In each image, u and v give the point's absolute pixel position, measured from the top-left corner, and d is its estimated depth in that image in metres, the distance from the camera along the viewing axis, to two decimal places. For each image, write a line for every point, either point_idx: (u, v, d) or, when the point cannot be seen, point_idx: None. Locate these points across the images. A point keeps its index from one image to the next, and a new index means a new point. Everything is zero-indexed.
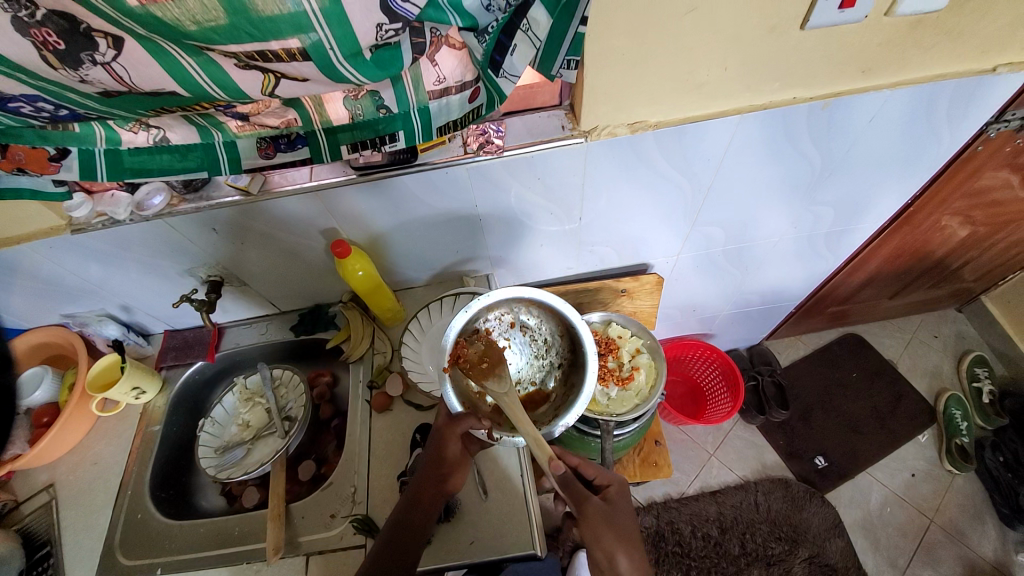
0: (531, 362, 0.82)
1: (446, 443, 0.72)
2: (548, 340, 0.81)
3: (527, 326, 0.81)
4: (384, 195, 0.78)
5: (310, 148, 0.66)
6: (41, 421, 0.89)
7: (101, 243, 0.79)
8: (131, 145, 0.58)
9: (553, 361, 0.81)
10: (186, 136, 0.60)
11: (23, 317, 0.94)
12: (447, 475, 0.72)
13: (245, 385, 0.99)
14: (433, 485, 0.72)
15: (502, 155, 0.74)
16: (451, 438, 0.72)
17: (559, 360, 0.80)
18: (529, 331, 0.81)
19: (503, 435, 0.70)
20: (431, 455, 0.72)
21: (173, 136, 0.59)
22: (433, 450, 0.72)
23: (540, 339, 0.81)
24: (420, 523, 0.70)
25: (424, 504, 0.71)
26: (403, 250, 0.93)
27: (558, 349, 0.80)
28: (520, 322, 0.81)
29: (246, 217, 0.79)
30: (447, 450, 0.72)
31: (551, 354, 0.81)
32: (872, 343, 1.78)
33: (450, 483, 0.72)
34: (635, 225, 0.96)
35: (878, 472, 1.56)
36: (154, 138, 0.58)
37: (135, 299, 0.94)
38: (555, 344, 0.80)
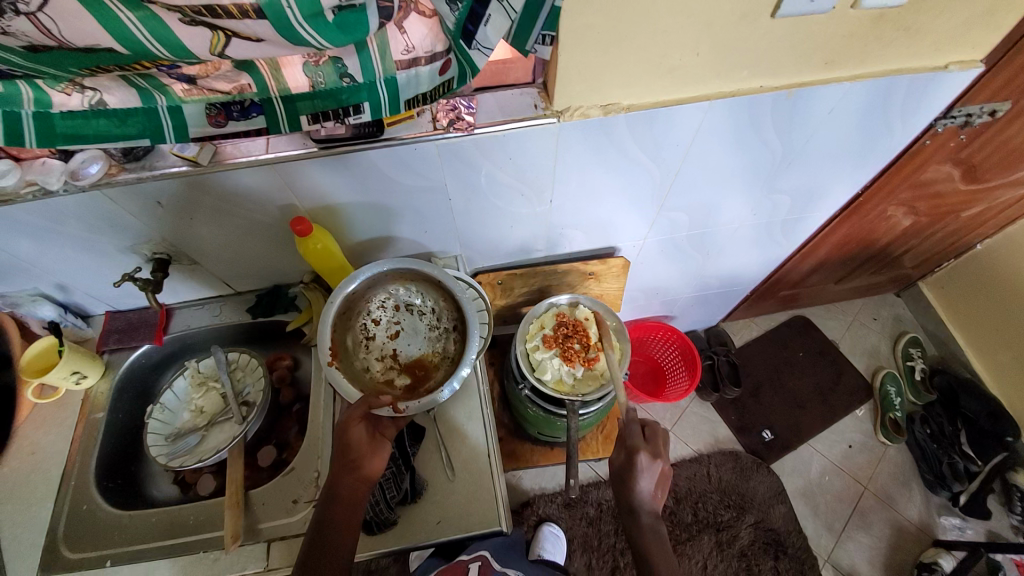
0: (428, 336, 0.84)
1: (349, 429, 0.72)
2: (437, 309, 0.85)
3: (414, 303, 0.85)
4: (348, 171, 0.75)
5: (266, 117, 0.61)
6: None
7: (27, 215, 0.72)
8: (63, 109, 0.53)
9: (448, 326, 0.84)
10: (125, 100, 0.54)
11: None
12: (357, 462, 0.71)
13: (197, 368, 0.94)
14: (349, 474, 0.71)
15: (473, 133, 0.72)
16: (353, 422, 0.72)
17: (452, 324, 0.84)
18: (417, 309, 0.85)
19: (409, 404, 0.75)
20: (337, 444, 0.72)
21: (112, 99, 0.53)
22: (340, 442, 0.72)
23: (428, 311, 0.85)
24: (345, 514, 0.70)
25: (344, 493, 0.70)
26: (368, 229, 0.89)
27: (448, 314, 0.85)
28: (404, 302, 0.86)
29: (195, 190, 0.73)
30: (351, 437, 0.72)
31: (443, 320, 0.85)
32: (819, 325, 1.89)
33: (364, 468, 0.72)
34: (605, 208, 0.96)
35: (819, 444, 1.68)
36: (90, 101, 0.53)
37: (70, 277, 0.86)
38: (442, 311, 0.85)
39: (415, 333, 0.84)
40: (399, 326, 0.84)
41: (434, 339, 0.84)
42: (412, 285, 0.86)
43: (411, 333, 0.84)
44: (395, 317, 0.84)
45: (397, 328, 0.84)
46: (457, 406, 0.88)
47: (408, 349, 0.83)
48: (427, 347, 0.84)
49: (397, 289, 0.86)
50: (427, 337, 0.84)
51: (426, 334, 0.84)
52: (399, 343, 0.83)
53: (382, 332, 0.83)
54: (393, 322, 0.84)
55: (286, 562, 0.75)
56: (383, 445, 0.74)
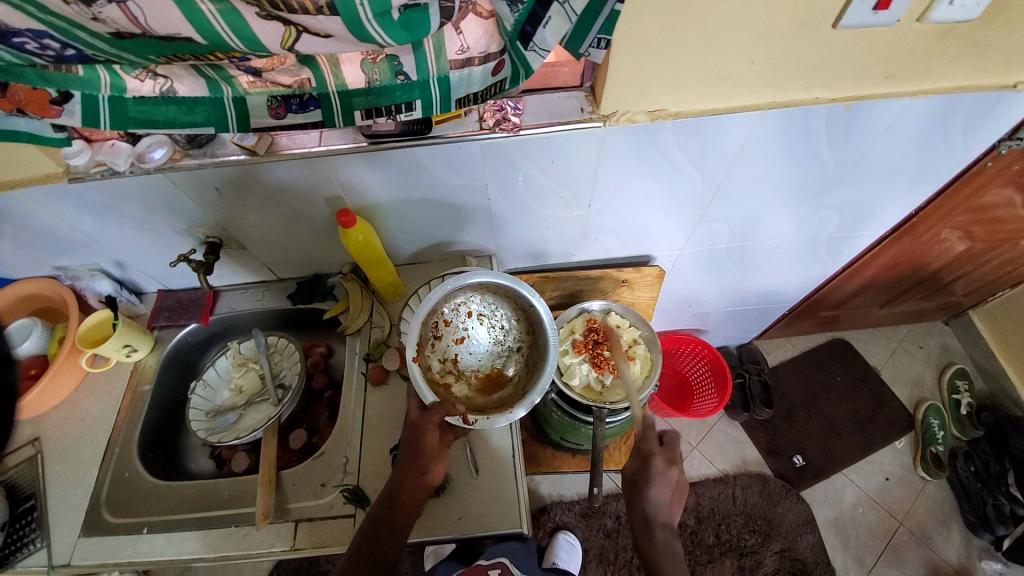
0: (491, 348, 0.84)
1: (424, 431, 0.72)
2: (508, 326, 0.85)
3: (484, 316, 0.85)
4: (394, 166, 0.77)
5: (323, 111, 0.64)
6: (30, 373, 0.87)
7: (98, 194, 0.76)
8: (136, 94, 0.56)
9: (512, 345, 0.84)
10: (193, 89, 0.57)
11: (10, 266, 0.91)
12: (425, 467, 0.71)
13: (239, 349, 0.98)
14: (412, 477, 0.70)
15: (518, 134, 0.72)
16: (430, 427, 0.72)
17: (518, 344, 0.84)
18: (488, 320, 0.85)
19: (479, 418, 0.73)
20: (407, 447, 0.72)
21: (181, 87, 0.57)
22: (411, 443, 0.72)
23: (499, 325, 0.85)
24: (405, 514, 0.69)
25: (403, 497, 0.69)
26: (407, 224, 0.92)
27: (519, 334, 0.84)
28: (477, 312, 0.85)
29: (251, 178, 0.76)
30: (425, 440, 0.72)
31: (509, 338, 0.85)
32: (861, 350, 1.81)
33: (429, 475, 0.71)
34: (644, 215, 0.96)
35: (853, 474, 1.60)
36: (160, 87, 0.56)
37: (129, 255, 0.91)
38: (513, 329, 0.85)
39: (480, 345, 0.84)
40: (467, 333, 0.84)
41: (496, 356, 0.84)
42: (489, 295, 0.85)
43: (477, 340, 0.85)
44: (466, 324, 0.84)
45: (465, 334, 0.84)
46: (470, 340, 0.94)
47: (469, 357, 0.84)
48: (488, 361, 0.84)
49: (473, 297, 0.85)
50: (488, 351, 0.84)
51: (490, 348, 0.84)
52: (463, 351, 0.84)
53: (450, 335, 0.84)
54: (461, 328, 0.84)
55: (312, 544, 0.77)
56: (445, 453, 0.74)
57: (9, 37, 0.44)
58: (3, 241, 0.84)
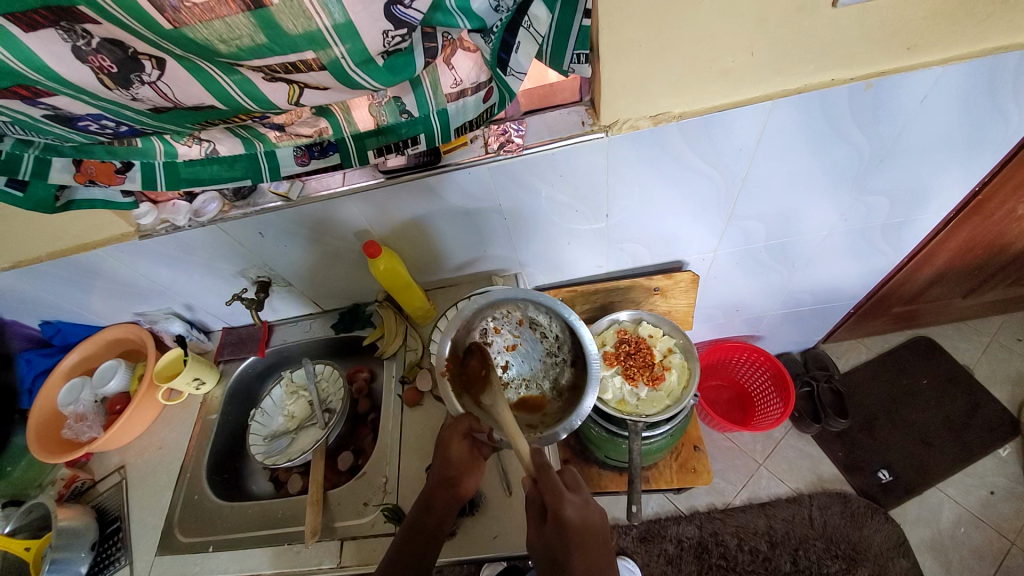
0: (543, 359, 0.86)
1: (449, 446, 0.72)
2: (560, 337, 0.83)
3: (538, 323, 0.84)
4: (412, 197, 0.82)
5: (341, 154, 0.71)
6: (115, 409, 1.00)
7: (165, 246, 0.88)
8: (186, 157, 0.65)
9: (565, 358, 0.83)
10: (232, 148, 0.66)
11: (105, 315, 1.06)
12: (456, 479, 0.70)
13: (291, 378, 1.07)
14: (444, 490, 0.70)
15: (522, 154, 0.75)
16: (455, 440, 0.72)
17: (572, 359, 0.83)
18: (542, 329, 0.85)
19: (503, 437, 0.72)
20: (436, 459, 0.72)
21: (222, 148, 0.65)
22: (439, 455, 0.72)
23: (551, 336, 0.84)
24: (432, 529, 0.68)
25: (436, 508, 0.69)
26: (433, 251, 0.96)
27: (570, 347, 0.82)
28: (530, 319, 0.84)
29: (287, 221, 0.84)
30: (449, 454, 0.71)
31: (562, 350, 0.84)
32: (947, 348, 1.62)
33: (462, 486, 0.70)
34: (666, 220, 0.94)
35: (951, 488, 1.41)
36: (206, 150, 0.65)
37: (196, 298, 1.03)
38: (566, 343, 0.83)
39: (532, 354, 0.86)
40: (518, 341, 0.86)
41: (549, 368, 0.85)
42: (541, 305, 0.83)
43: (528, 351, 0.86)
44: (517, 333, 0.86)
45: (516, 340, 0.86)
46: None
47: (520, 366, 0.86)
48: (540, 371, 0.86)
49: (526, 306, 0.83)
50: (541, 362, 0.86)
51: (542, 358, 0.86)
52: (513, 358, 0.87)
53: (500, 341, 0.86)
54: (513, 334, 0.86)
55: (356, 560, 0.79)
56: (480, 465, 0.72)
57: (76, 121, 0.53)
58: (98, 293, 0.99)
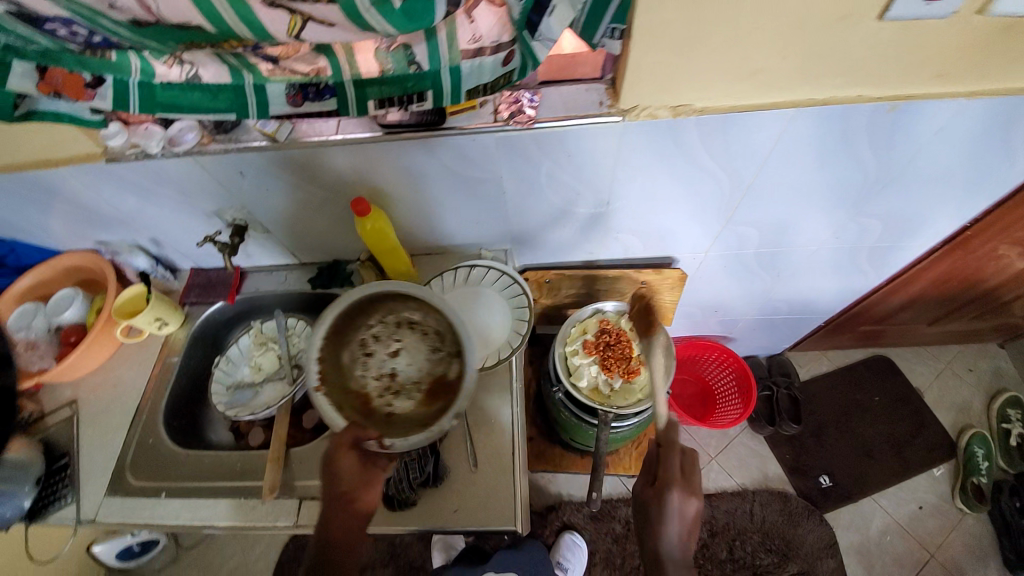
0: (428, 358, 0.74)
1: (338, 461, 0.69)
2: (442, 332, 0.75)
3: (420, 322, 0.76)
4: (409, 158, 0.77)
5: (338, 100, 0.65)
6: (69, 340, 0.93)
7: (135, 175, 0.81)
8: (164, 79, 0.59)
9: (450, 349, 0.74)
10: (217, 74, 0.60)
11: (60, 238, 0.98)
12: (350, 495, 0.69)
13: (260, 328, 1.01)
14: (342, 510, 0.69)
15: (532, 127, 0.71)
16: (342, 453, 0.69)
17: (455, 350, 0.73)
18: (420, 326, 0.76)
19: (395, 441, 0.68)
20: (329, 481, 0.69)
21: (205, 73, 0.59)
22: (329, 473, 0.69)
23: (433, 332, 0.75)
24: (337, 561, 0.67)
25: (339, 534, 0.68)
26: (423, 216, 0.92)
27: (450, 337, 0.74)
28: (407, 319, 0.76)
29: (272, 163, 0.78)
30: (340, 469, 0.69)
31: (445, 344, 0.74)
32: (902, 369, 1.70)
33: (359, 501, 0.70)
34: (665, 215, 0.92)
35: (882, 498, 1.52)
36: (187, 74, 0.59)
37: (164, 233, 0.96)
38: (449, 335, 0.75)
39: (418, 354, 0.74)
40: (400, 344, 0.75)
41: (436, 364, 0.74)
42: (421, 304, 0.76)
43: (413, 351, 0.74)
44: (397, 335, 0.75)
45: (398, 345, 0.75)
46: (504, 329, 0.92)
47: (407, 370, 0.74)
48: (428, 371, 0.74)
49: (399, 306, 0.76)
50: (428, 361, 0.74)
51: (428, 356, 0.74)
52: (399, 364, 0.74)
53: (382, 347, 0.75)
54: (392, 338, 0.75)
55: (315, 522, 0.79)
56: (374, 476, 0.70)
57: (41, 22, 0.47)
58: (55, 215, 0.91)
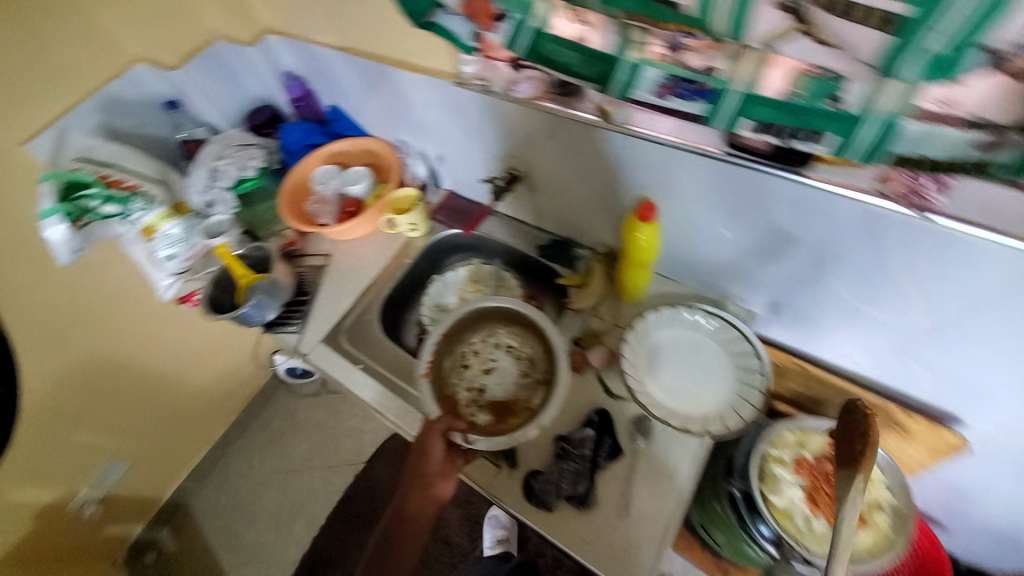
0: (517, 379, 0.88)
1: (430, 441, 0.76)
2: (535, 357, 0.88)
3: (511, 345, 0.90)
4: (735, 186, 0.70)
5: (710, 106, 0.60)
6: (347, 209, 1.08)
7: (466, 100, 0.87)
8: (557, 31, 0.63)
9: (538, 378, 0.87)
10: (605, 43, 0.60)
11: (374, 123, 1.13)
12: (429, 482, 0.75)
13: (479, 270, 1.09)
14: (418, 492, 0.75)
15: (923, 217, 0.58)
16: (434, 436, 0.76)
17: (543, 379, 0.86)
18: (514, 350, 0.90)
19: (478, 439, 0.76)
20: (415, 462, 0.75)
21: (595, 38, 0.61)
22: (418, 453, 0.76)
23: (527, 358, 0.89)
24: (406, 536, 0.76)
25: (410, 517, 0.75)
26: (692, 243, 0.84)
27: (542, 366, 0.87)
28: (503, 341, 0.91)
29: (592, 137, 0.78)
30: (427, 453, 0.76)
31: (535, 370, 0.88)
32: None
33: (434, 489, 0.75)
34: (997, 372, 0.71)
35: None
36: (579, 32, 0.61)
37: (449, 153, 1.05)
38: (540, 364, 0.88)
39: (508, 375, 0.88)
40: (496, 363, 0.89)
41: (522, 388, 0.87)
42: (515, 326, 0.91)
43: (505, 373, 0.88)
44: (494, 353, 0.90)
45: (495, 364, 0.89)
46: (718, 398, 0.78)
47: (495, 388, 0.87)
48: (516, 394, 0.87)
49: (500, 328, 0.92)
50: (516, 383, 0.88)
51: (518, 379, 0.88)
52: (491, 381, 0.88)
53: (477, 364, 0.89)
54: (490, 357, 0.90)
55: None
56: (454, 473, 0.76)
57: None
58: (384, 105, 1.04)
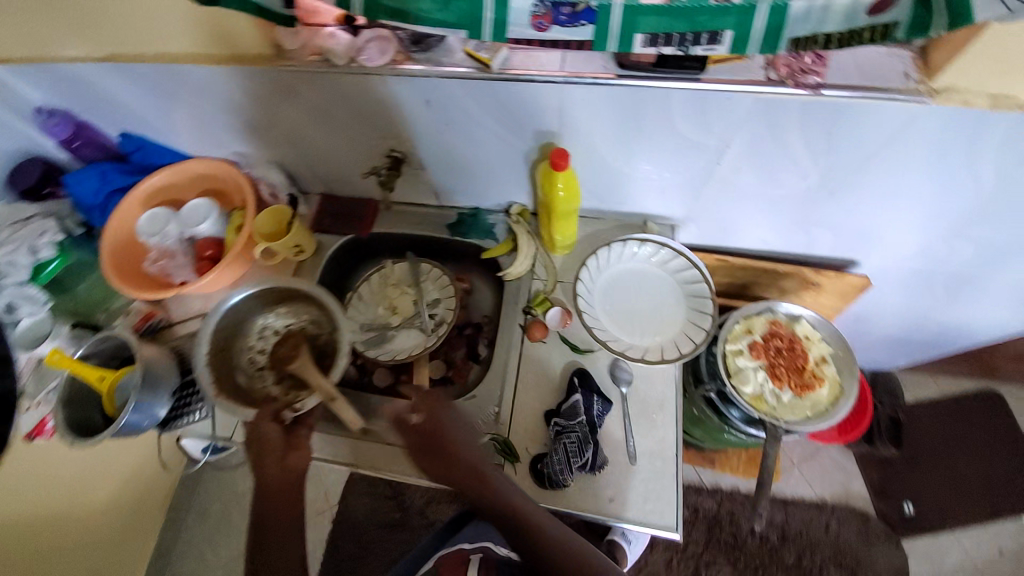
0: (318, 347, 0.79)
1: (262, 428, 0.71)
2: (309, 314, 0.80)
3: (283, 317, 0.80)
4: (632, 110, 0.65)
5: (595, 27, 0.52)
6: (205, 256, 0.89)
7: (307, 87, 0.71)
8: None
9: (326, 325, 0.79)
10: None
11: (197, 142, 0.90)
12: (280, 453, 0.71)
13: (391, 270, 0.94)
14: (280, 472, 0.70)
15: (817, 94, 0.57)
16: (263, 424, 0.71)
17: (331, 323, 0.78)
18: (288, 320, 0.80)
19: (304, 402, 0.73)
20: (252, 450, 0.71)
21: None
22: (255, 447, 0.71)
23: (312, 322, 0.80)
24: (280, 522, 0.71)
25: (285, 499, 0.71)
26: (603, 178, 0.80)
27: (324, 317, 0.79)
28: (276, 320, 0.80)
29: (468, 94, 0.67)
30: (261, 440, 0.70)
31: (320, 321, 0.79)
32: (1014, 409, 1.56)
33: (291, 459, 0.71)
34: (883, 216, 0.78)
35: (965, 535, 1.45)
36: None
37: (309, 153, 0.88)
38: (322, 316, 0.79)
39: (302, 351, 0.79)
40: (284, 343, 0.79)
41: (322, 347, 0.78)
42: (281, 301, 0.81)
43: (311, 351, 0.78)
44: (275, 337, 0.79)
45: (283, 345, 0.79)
46: (677, 314, 0.84)
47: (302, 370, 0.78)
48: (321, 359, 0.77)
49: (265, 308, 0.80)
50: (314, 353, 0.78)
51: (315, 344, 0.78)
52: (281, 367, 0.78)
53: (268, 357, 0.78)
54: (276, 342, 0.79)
55: None
56: (303, 438, 0.72)
57: None
58: (201, 117, 0.83)
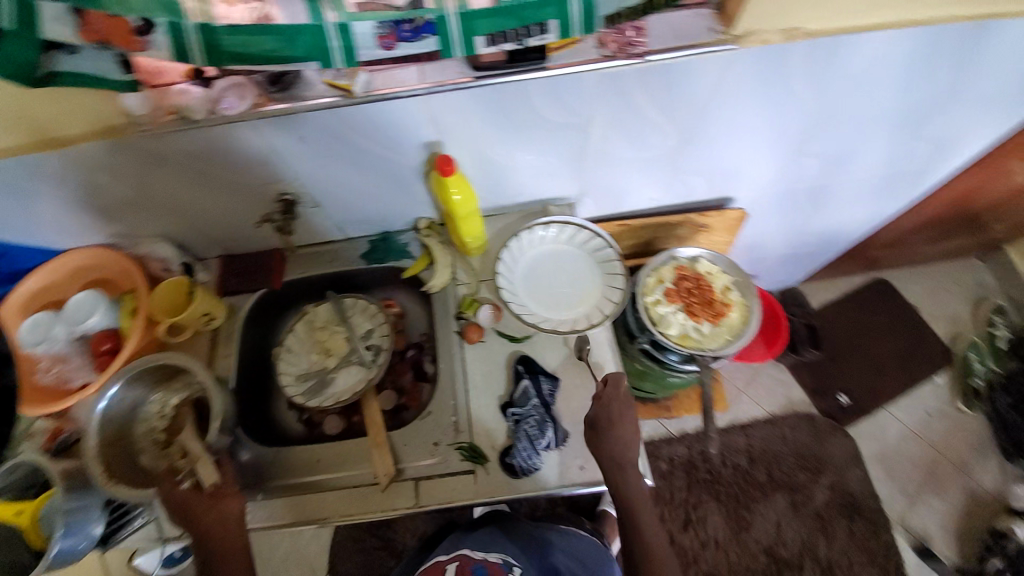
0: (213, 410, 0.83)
1: (178, 492, 0.73)
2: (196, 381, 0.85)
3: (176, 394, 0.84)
4: (497, 107, 0.70)
5: (438, 38, 0.56)
6: (102, 349, 0.82)
7: (175, 148, 0.69)
8: (227, 21, 0.52)
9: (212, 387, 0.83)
10: (293, 14, 0.52)
11: (68, 234, 0.84)
12: (209, 506, 0.72)
13: (316, 313, 0.92)
14: (215, 528, 0.71)
15: (644, 61, 0.65)
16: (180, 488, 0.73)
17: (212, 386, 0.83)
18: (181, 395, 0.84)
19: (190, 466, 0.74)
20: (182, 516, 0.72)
21: (277, 12, 0.52)
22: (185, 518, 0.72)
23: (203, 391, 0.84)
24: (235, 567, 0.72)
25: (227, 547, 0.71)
26: (493, 174, 0.85)
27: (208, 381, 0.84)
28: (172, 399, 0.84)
29: (339, 121, 0.68)
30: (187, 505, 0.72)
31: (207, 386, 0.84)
32: (899, 289, 1.80)
33: (223, 509, 0.72)
34: (738, 152, 0.89)
35: (894, 408, 1.65)
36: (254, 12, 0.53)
37: (197, 217, 0.85)
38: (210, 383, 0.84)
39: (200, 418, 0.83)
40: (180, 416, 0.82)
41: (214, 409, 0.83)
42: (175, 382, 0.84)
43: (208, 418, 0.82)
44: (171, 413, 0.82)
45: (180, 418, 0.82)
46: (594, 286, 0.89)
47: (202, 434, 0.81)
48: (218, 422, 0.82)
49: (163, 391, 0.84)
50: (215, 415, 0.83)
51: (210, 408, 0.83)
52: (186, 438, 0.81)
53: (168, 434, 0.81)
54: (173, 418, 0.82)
55: (434, 501, 0.75)
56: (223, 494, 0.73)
57: None
58: (66, 206, 0.78)
